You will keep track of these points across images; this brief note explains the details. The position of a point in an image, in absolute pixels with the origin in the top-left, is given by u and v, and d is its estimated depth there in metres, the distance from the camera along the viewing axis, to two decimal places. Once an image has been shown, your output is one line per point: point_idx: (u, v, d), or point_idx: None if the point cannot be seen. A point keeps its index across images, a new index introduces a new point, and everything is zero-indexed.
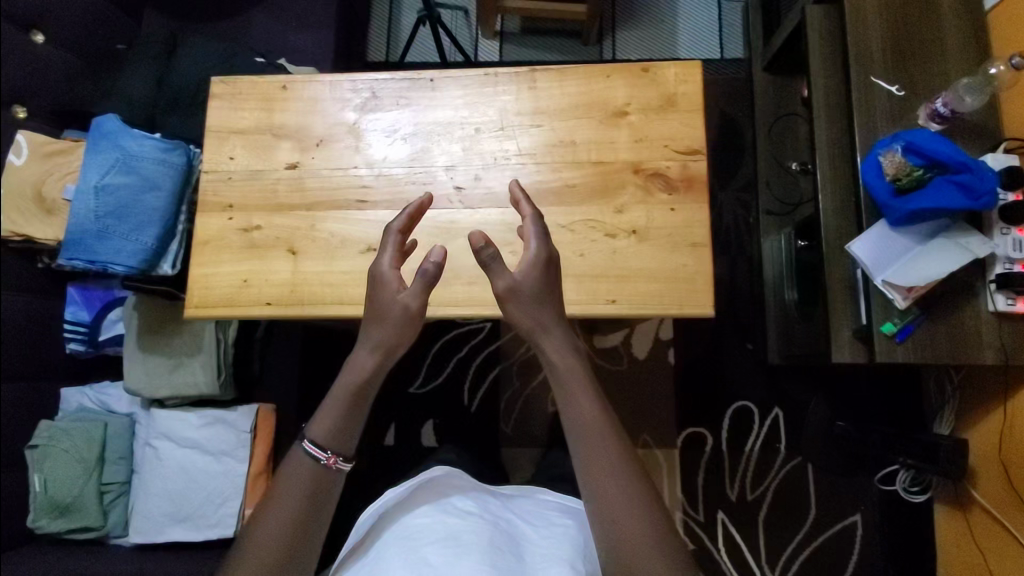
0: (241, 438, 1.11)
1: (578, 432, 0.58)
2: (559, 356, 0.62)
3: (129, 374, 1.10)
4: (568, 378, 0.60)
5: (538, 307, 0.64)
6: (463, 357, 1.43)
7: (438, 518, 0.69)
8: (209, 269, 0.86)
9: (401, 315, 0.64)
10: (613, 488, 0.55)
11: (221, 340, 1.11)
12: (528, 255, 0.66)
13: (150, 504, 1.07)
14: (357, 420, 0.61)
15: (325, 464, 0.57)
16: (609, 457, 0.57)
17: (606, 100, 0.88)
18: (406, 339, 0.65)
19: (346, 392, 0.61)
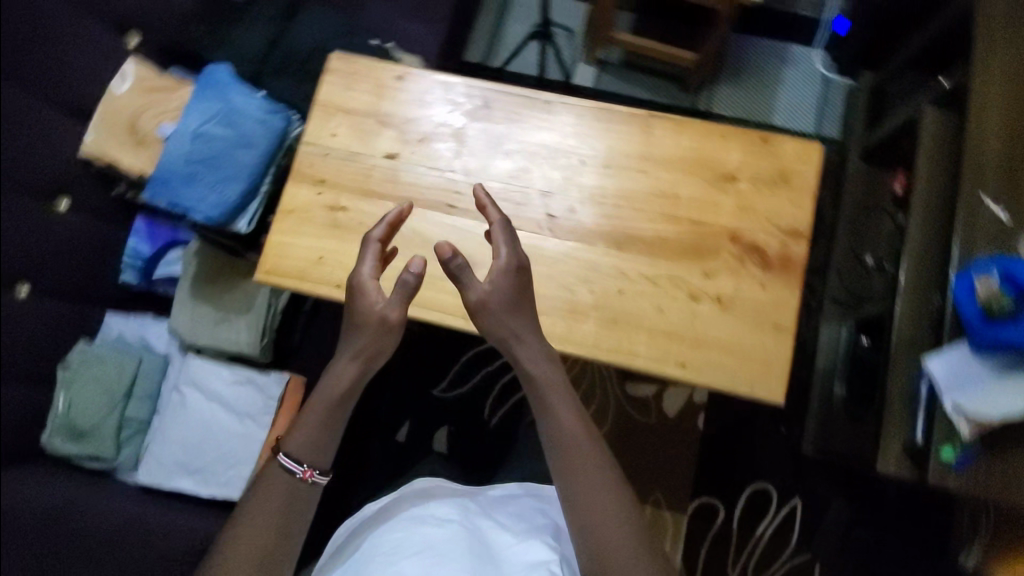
0: (267, 403, 1.10)
1: (560, 444, 0.66)
2: (533, 363, 0.71)
3: (174, 316, 1.10)
4: (543, 385, 0.70)
5: (512, 316, 0.72)
6: (490, 373, 1.40)
7: (415, 529, 0.66)
8: (285, 238, 0.86)
9: (381, 325, 0.67)
10: (591, 478, 0.64)
11: (272, 305, 1.11)
12: (499, 264, 0.72)
13: (160, 451, 1.06)
14: (334, 432, 0.65)
15: (301, 476, 0.61)
16: (589, 460, 0.65)
17: (718, 161, 0.86)
18: (385, 346, 0.68)
19: (324, 401, 0.65)
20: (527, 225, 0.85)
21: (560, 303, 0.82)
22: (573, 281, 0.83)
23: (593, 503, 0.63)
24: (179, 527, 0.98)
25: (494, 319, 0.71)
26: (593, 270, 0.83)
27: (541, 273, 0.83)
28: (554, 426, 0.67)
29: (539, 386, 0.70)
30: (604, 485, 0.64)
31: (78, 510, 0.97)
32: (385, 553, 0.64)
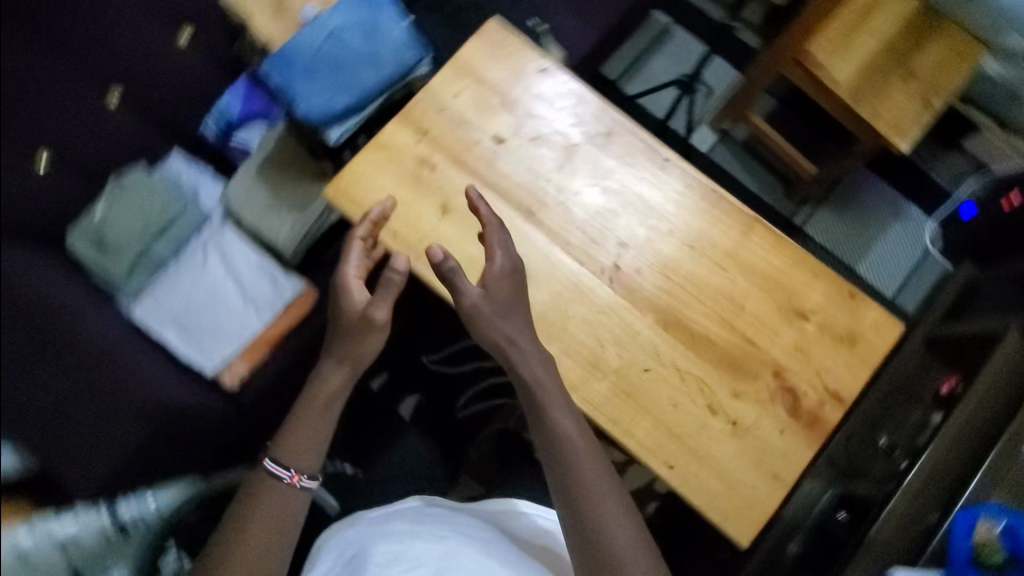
0: (277, 299, 1.11)
1: (554, 450, 0.69)
2: (534, 374, 0.72)
3: (233, 184, 1.12)
4: (544, 398, 0.71)
5: (505, 322, 0.73)
6: (486, 367, 1.37)
7: (411, 544, 0.68)
8: (366, 167, 0.85)
9: (364, 324, 0.75)
10: (600, 491, 0.66)
11: (323, 217, 1.12)
12: (494, 266, 0.74)
13: (165, 299, 1.08)
14: (320, 434, 0.75)
15: (288, 480, 0.70)
16: (595, 474, 0.67)
17: (797, 294, 0.84)
18: (367, 345, 0.76)
19: (315, 406, 0.75)
20: (593, 267, 0.83)
21: (587, 355, 0.81)
22: (609, 340, 0.81)
23: (592, 511, 0.65)
24: (151, 378, 1.00)
25: (487, 326, 0.73)
26: (632, 337, 0.82)
27: (583, 318, 0.82)
28: (546, 434, 0.70)
29: (538, 398, 0.71)
30: (599, 495, 0.66)
31: (73, 318, 0.99)
32: (380, 564, 0.65)
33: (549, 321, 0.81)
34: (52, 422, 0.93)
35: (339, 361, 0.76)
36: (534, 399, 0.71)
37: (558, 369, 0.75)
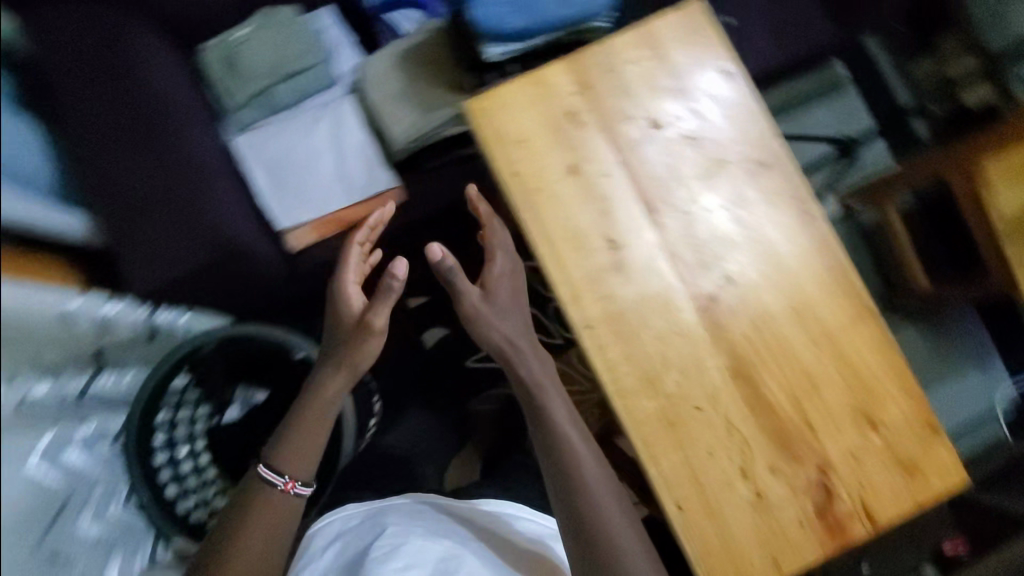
0: (365, 186, 1.11)
1: (549, 447, 0.82)
2: (536, 366, 0.88)
3: (372, 62, 1.10)
4: (539, 392, 0.86)
5: (504, 320, 0.91)
6: None
7: (401, 540, 0.79)
8: (513, 97, 0.82)
9: (363, 330, 0.86)
10: (596, 482, 0.80)
11: (442, 128, 1.07)
12: (495, 269, 0.94)
13: (267, 143, 1.10)
14: (315, 438, 0.85)
15: (283, 486, 0.80)
16: (587, 466, 0.81)
17: (877, 402, 0.80)
18: (364, 348, 0.86)
19: (311, 413, 0.85)
20: (691, 289, 0.78)
21: (650, 371, 0.77)
22: (677, 366, 0.77)
23: (584, 507, 0.78)
24: (233, 206, 1.02)
25: (485, 324, 0.90)
26: (699, 372, 0.77)
27: (660, 334, 0.77)
28: (544, 433, 0.83)
29: (540, 387, 0.87)
30: (591, 496, 0.79)
31: (180, 125, 1.01)
32: (378, 558, 0.76)
33: (626, 322, 0.77)
34: (136, 213, 0.94)
35: (335, 369, 0.86)
36: (532, 396, 0.86)
37: (552, 372, 0.90)
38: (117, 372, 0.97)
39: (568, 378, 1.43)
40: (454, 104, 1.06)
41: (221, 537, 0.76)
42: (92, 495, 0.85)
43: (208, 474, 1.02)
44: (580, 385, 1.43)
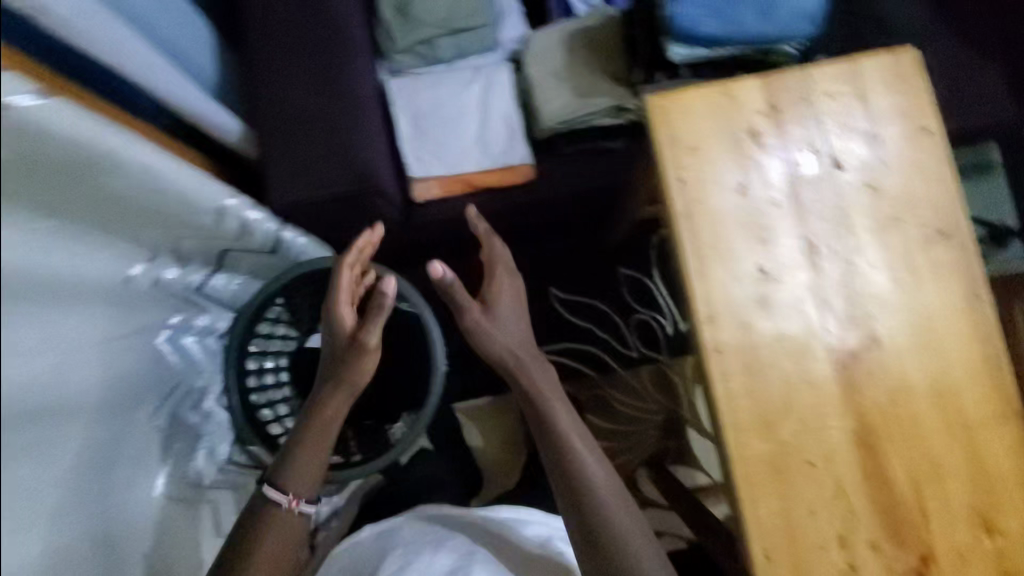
0: (500, 156, 1.10)
1: (554, 451, 0.84)
2: (537, 372, 0.90)
3: (541, 37, 1.10)
4: (542, 397, 0.87)
5: (513, 330, 0.93)
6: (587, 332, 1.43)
7: (406, 561, 0.84)
8: (697, 102, 0.79)
9: (360, 352, 0.82)
10: (608, 486, 0.82)
11: (596, 115, 1.04)
12: (501, 283, 0.95)
13: (418, 91, 1.11)
14: (316, 458, 0.82)
15: (287, 506, 0.78)
16: (596, 466, 0.83)
17: (998, 507, 0.74)
18: (364, 369, 0.84)
19: (312, 427, 0.82)
20: (834, 342, 0.74)
21: (769, 412, 0.73)
22: (801, 416, 0.73)
23: (595, 508, 0.80)
24: (376, 140, 1.02)
25: (490, 341, 0.91)
26: (824, 428, 0.73)
27: (792, 379, 0.74)
28: (548, 438, 0.85)
29: (538, 392, 0.88)
30: (603, 499, 0.81)
31: (347, 54, 1.03)
32: None
33: (758, 358, 0.74)
34: (292, 133, 0.99)
35: (335, 388, 0.83)
36: (532, 401, 0.87)
37: (553, 378, 0.91)
38: (230, 275, 0.99)
39: (635, 395, 1.40)
40: (612, 95, 1.03)
41: (234, 557, 0.74)
42: (190, 382, 0.87)
43: (285, 392, 1.01)
44: (645, 404, 1.39)
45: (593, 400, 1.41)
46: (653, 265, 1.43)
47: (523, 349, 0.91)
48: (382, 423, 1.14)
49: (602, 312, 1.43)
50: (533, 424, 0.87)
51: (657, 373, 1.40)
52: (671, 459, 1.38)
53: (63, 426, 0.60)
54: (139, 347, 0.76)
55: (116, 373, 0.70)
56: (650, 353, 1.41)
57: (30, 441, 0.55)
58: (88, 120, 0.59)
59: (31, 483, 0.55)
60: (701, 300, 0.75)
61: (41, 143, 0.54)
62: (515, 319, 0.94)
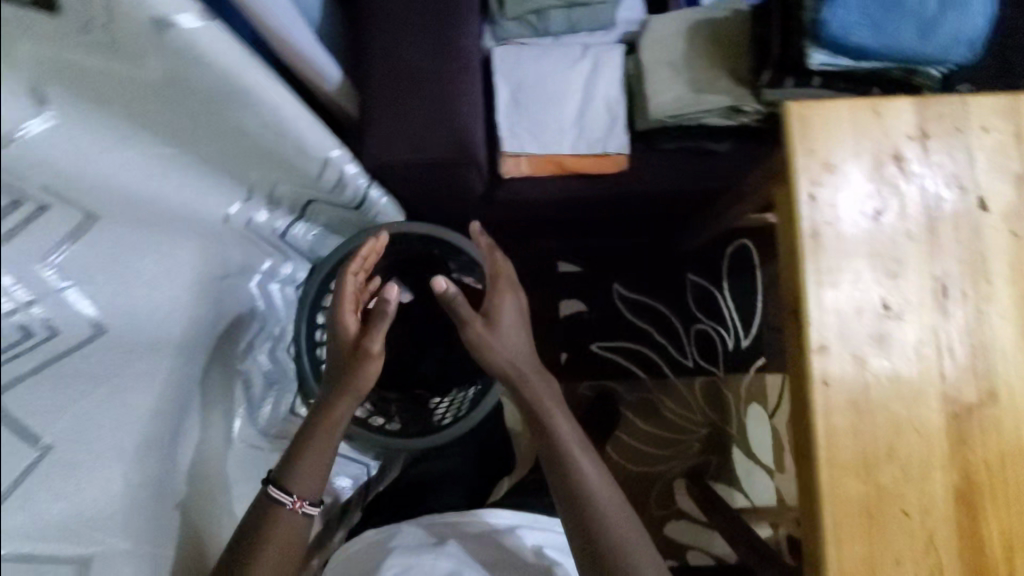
0: (597, 142, 1.04)
1: (554, 458, 0.82)
2: (540, 380, 0.87)
3: (662, 23, 1.03)
4: (543, 407, 0.84)
5: (520, 343, 0.89)
6: (644, 335, 1.38)
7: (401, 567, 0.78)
8: (843, 115, 0.73)
9: (362, 360, 0.73)
10: (610, 496, 0.80)
11: (708, 114, 1.00)
12: (511, 296, 0.91)
13: (524, 61, 1.05)
14: (318, 463, 0.72)
15: (291, 506, 0.69)
16: (597, 474, 0.81)
17: None
18: (368, 379, 0.73)
19: (317, 433, 0.72)
20: (947, 390, 0.71)
21: (870, 454, 0.70)
22: (900, 460, 0.70)
23: (593, 515, 0.78)
24: (476, 111, 0.99)
25: (494, 353, 0.87)
26: (922, 477, 0.70)
27: (897, 421, 0.70)
28: (547, 443, 0.83)
29: (536, 401, 0.85)
30: (603, 508, 0.79)
31: (460, 18, 1.00)
32: None
33: (866, 398, 0.71)
34: (396, 93, 0.97)
35: (339, 392, 0.73)
36: (533, 411, 0.84)
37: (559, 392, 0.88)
38: (309, 225, 0.97)
39: (684, 406, 1.37)
40: (731, 94, 0.98)
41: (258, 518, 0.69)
42: (269, 328, 0.86)
43: None
44: (692, 417, 1.37)
45: (640, 405, 1.37)
46: (724, 276, 1.39)
47: (524, 362, 0.87)
48: (431, 395, 1.12)
49: (661, 316, 1.39)
50: (533, 432, 0.85)
51: (711, 388, 1.37)
52: (711, 474, 1.35)
53: (164, 359, 0.61)
54: (234, 291, 0.76)
55: (214, 313, 0.70)
56: (706, 366, 1.37)
57: (142, 370, 0.57)
58: (252, 66, 0.60)
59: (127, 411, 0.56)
60: (813, 325, 0.72)
61: (197, 75, 0.56)
62: (520, 333, 0.89)
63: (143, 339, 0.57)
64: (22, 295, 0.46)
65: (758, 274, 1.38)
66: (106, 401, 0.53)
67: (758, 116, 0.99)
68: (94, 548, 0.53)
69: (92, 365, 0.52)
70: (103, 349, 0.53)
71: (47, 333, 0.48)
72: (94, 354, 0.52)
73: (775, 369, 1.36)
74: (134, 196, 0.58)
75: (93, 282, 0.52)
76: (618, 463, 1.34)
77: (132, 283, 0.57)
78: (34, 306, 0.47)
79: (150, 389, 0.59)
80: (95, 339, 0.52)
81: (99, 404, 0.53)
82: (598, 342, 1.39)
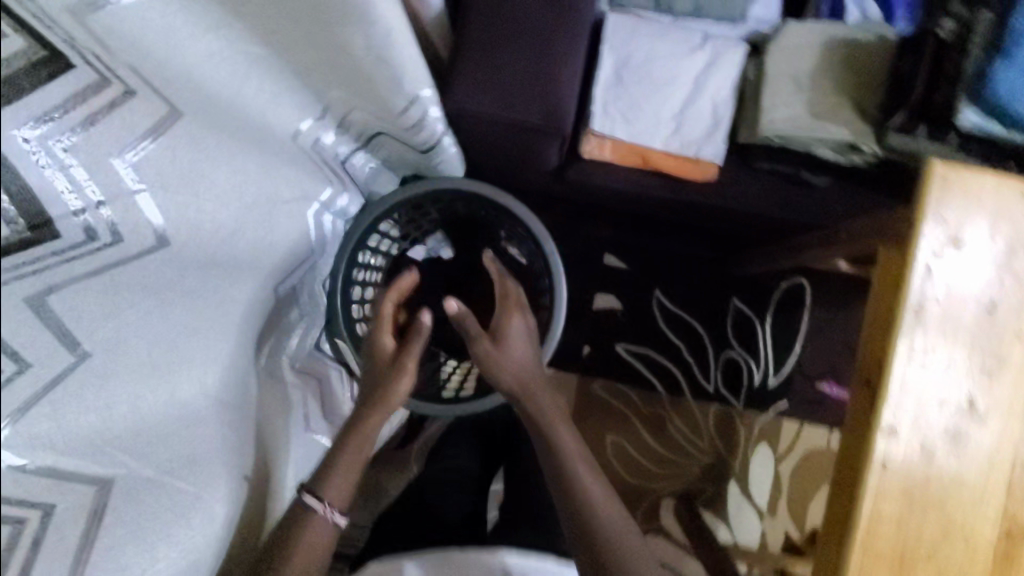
0: (692, 144, 0.96)
1: (557, 471, 0.79)
2: (543, 394, 0.85)
3: (798, 31, 0.93)
4: (546, 420, 0.83)
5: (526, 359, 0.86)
6: (672, 347, 1.33)
7: None
8: (984, 191, 0.67)
9: (400, 370, 0.76)
10: (621, 522, 0.76)
11: (819, 142, 0.91)
12: (520, 313, 0.89)
13: (636, 35, 0.95)
14: (352, 472, 0.73)
15: (321, 513, 0.68)
16: (606, 496, 0.78)
17: None
18: (402, 387, 0.76)
19: (353, 435, 0.74)
20: (1001, 501, 0.68)
21: (910, 552, 0.67)
22: (938, 562, 0.67)
23: (604, 540, 0.74)
24: (575, 78, 0.90)
25: (499, 370, 0.84)
26: None
27: (945, 522, 0.67)
28: (552, 455, 0.80)
29: (540, 413, 0.83)
30: (614, 533, 0.75)
31: None
32: None
33: (921, 489, 0.67)
34: (496, 37, 0.88)
35: (373, 402, 0.75)
36: (537, 422, 0.83)
37: (563, 404, 0.87)
38: (368, 156, 0.91)
39: (693, 428, 1.33)
40: (852, 128, 0.89)
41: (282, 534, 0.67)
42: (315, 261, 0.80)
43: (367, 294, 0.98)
44: (698, 442, 1.33)
45: (650, 418, 1.34)
46: (770, 311, 1.33)
47: (532, 379, 0.85)
48: (446, 359, 1.08)
49: (694, 335, 1.33)
50: (535, 442, 0.83)
51: (725, 419, 1.32)
52: (702, 500, 1.32)
53: (204, 279, 0.56)
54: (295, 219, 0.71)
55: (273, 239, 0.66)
56: (727, 395, 1.32)
57: (180, 292, 0.54)
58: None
59: (162, 330, 0.52)
60: (888, 403, 0.67)
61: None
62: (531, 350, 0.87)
63: (201, 253, 0.56)
64: (93, 194, 0.46)
65: (804, 317, 1.33)
66: (155, 314, 0.51)
67: (871, 159, 0.92)
68: (117, 471, 0.50)
69: (151, 275, 0.51)
70: (164, 263, 0.52)
71: (111, 238, 0.47)
72: (151, 262, 0.51)
73: (793, 418, 1.32)
74: (210, 95, 0.60)
75: (171, 189, 0.52)
76: (611, 468, 1.32)
77: (196, 191, 0.55)
78: (103, 208, 0.47)
79: (189, 308, 0.55)
80: (157, 252, 0.51)
81: (148, 316, 0.51)
82: (624, 344, 1.33)
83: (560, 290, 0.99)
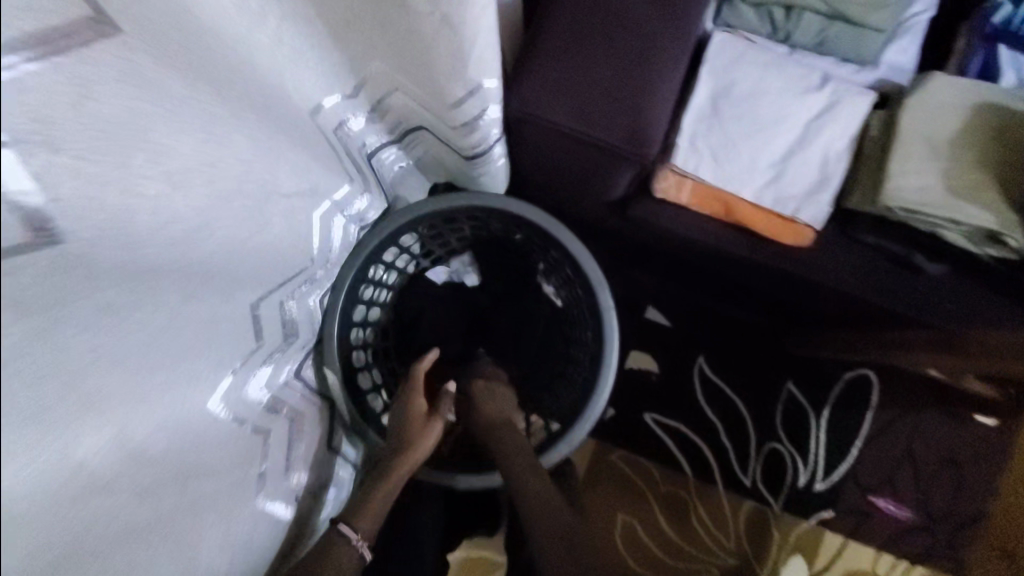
0: (789, 198, 0.79)
1: (563, 551, 0.69)
2: (537, 466, 0.77)
3: (943, 88, 0.77)
4: (546, 490, 0.74)
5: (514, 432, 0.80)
6: (711, 426, 1.14)
7: None
8: None
9: (424, 421, 0.74)
10: None
11: (948, 226, 0.75)
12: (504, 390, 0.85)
13: (745, 60, 0.80)
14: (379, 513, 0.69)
15: (353, 542, 0.65)
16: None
17: None
18: (427, 437, 0.73)
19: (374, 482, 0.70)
20: None
21: None
22: None
23: None
24: (670, 99, 0.74)
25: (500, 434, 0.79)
26: None
27: None
28: (553, 532, 0.71)
29: (538, 485, 0.74)
30: None
31: None
32: None
33: None
34: (583, 35, 0.72)
35: (397, 454, 0.72)
36: (535, 493, 0.74)
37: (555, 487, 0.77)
38: (401, 151, 0.74)
39: (720, 524, 1.12)
40: (995, 214, 0.73)
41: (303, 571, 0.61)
42: (315, 272, 0.64)
43: (360, 317, 0.81)
44: (722, 538, 1.12)
45: (671, 500, 1.13)
46: (827, 403, 1.14)
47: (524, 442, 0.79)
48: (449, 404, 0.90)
49: (735, 415, 1.15)
50: (534, 521, 0.73)
51: (758, 518, 1.12)
52: None
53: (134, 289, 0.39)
54: (294, 215, 0.54)
55: (259, 239, 0.50)
56: (765, 493, 1.12)
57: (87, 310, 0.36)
58: None
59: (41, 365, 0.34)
60: None
61: None
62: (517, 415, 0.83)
63: (143, 253, 0.39)
64: None
65: (866, 417, 1.14)
66: (57, 336, 0.34)
67: (1009, 252, 0.75)
68: None
69: (55, 286, 0.34)
70: (60, 270, 0.34)
71: None
72: (56, 263, 0.34)
73: (838, 532, 1.12)
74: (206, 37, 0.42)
75: (72, 151, 0.34)
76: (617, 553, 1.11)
77: (131, 170, 0.37)
78: None
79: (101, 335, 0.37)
80: (32, 255, 0.32)
81: (45, 340, 0.34)
82: (653, 413, 1.15)
83: (610, 350, 0.80)
